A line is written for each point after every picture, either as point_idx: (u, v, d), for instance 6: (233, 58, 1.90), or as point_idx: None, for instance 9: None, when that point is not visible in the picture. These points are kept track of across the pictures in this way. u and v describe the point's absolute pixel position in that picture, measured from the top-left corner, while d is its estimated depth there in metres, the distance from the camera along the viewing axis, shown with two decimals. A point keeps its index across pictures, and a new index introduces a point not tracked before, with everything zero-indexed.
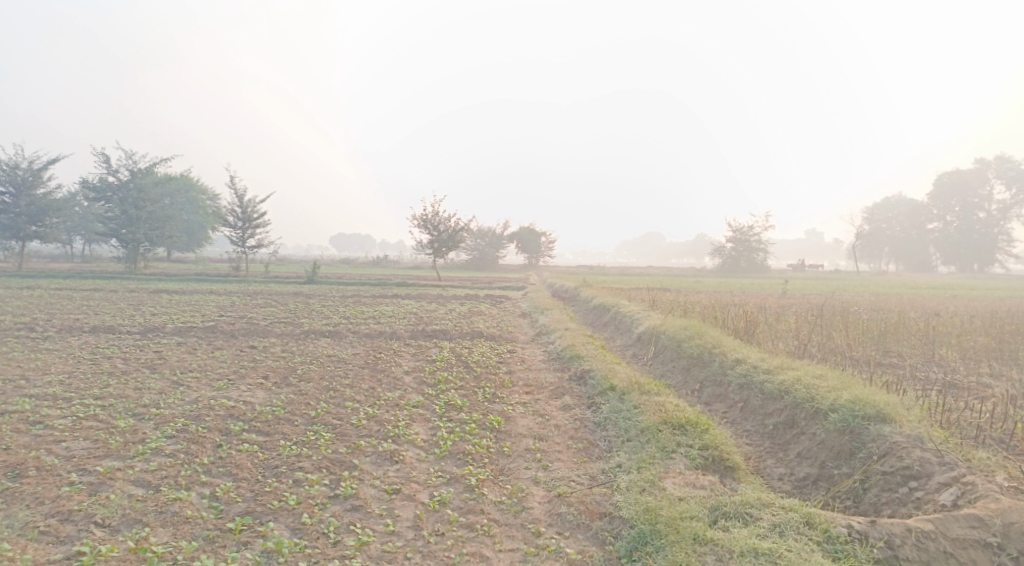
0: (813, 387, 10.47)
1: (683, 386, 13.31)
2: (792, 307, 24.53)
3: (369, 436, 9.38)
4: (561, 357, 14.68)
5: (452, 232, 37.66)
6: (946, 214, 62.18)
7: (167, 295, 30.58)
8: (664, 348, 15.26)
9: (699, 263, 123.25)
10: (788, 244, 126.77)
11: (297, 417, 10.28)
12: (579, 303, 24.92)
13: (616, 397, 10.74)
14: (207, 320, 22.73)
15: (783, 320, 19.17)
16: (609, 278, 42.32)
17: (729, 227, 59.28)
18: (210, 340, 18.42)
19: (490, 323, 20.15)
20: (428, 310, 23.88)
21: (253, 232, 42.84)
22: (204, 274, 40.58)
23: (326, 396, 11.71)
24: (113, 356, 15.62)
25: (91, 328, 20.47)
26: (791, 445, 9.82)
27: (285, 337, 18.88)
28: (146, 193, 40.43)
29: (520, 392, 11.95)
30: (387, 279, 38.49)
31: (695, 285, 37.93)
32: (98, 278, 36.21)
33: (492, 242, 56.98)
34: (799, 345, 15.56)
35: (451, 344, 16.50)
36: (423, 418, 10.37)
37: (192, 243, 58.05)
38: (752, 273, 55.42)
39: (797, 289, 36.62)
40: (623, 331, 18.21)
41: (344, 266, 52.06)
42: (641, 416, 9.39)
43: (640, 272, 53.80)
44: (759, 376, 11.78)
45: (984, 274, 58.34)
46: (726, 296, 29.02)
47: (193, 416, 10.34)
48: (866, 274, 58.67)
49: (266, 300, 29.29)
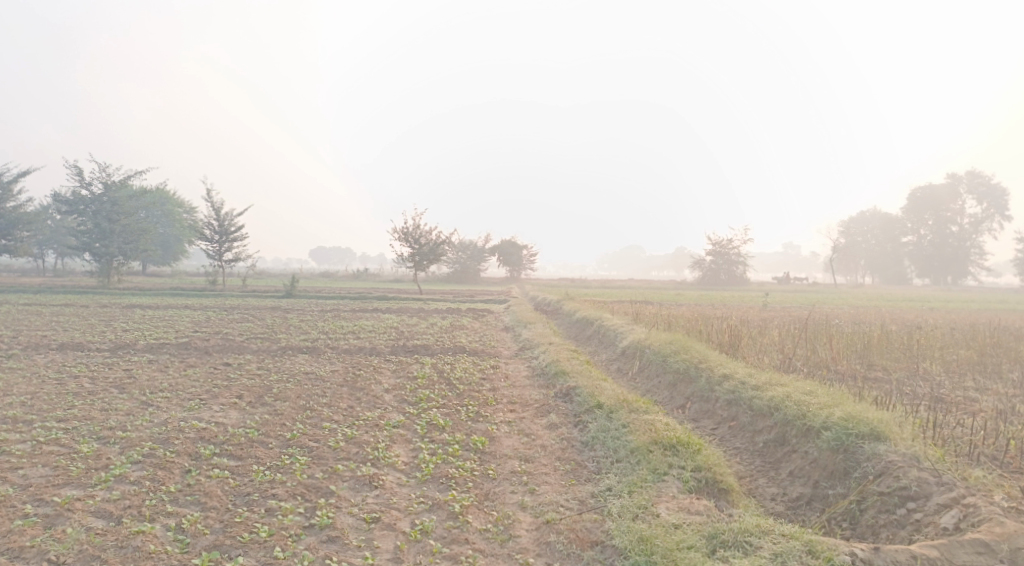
0: (803, 404, 10.24)
1: (670, 403, 13.02)
2: (775, 321, 24.42)
3: (347, 459, 8.99)
4: (545, 372, 14.35)
5: (433, 245, 37.27)
6: (920, 228, 62.94)
7: (140, 310, 29.89)
8: (650, 363, 14.99)
9: (679, 276, 123.92)
10: (766, 257, 127.76)
11: (272, 440, 9.86)
12: (561, 317, 24.64)
13: (604, 416, 10.43)
14: (181, 336, 22.16)
15: (767, 333, 19.01)
16: (590, 291, 42.20)
17: (709, 240, 59.45)
18: (183, 357, 17.89)
19: (472, 338, 19.79)
20: (409, 325, 23.43)
21: (230, 245, 42.16)
22: (180, 288, 39.84)
23: (302, 416, 11.29)
24: (81, 374, 15.06)
25: (60, 345, 19.84)
26: (782, 463, 9.57)
27: (262, 353, 18.38)
28: (120, 206, 39.65)
29: (504, 410, 11.61)
30: (367, 293, 37.98)
31: (677, 298, 37.79)
32: (69, 292, 35.38)
33: (474, 255, 56.63)
34: (785, 359, 15.36)
35: (432, 360, 16.11)
36: (404, 438, 9.98)
37: (168, 257, 57.11)
38: (732, 286, 55.55)
39: (777, 302, 36.64)
40: (607, 345, 17.94)
41: (323, 280, 51.46)
42: (631, 435, 9.08)
43: (621, 285, 53.75)
44: (748, 392, 11.54)
45: (958, 287, 59.01)
46: (708, 309, 28.93)
47: (161, 439, 9.89)
48: (844, 287, 59.05)
49: (243, 314, 28.70)
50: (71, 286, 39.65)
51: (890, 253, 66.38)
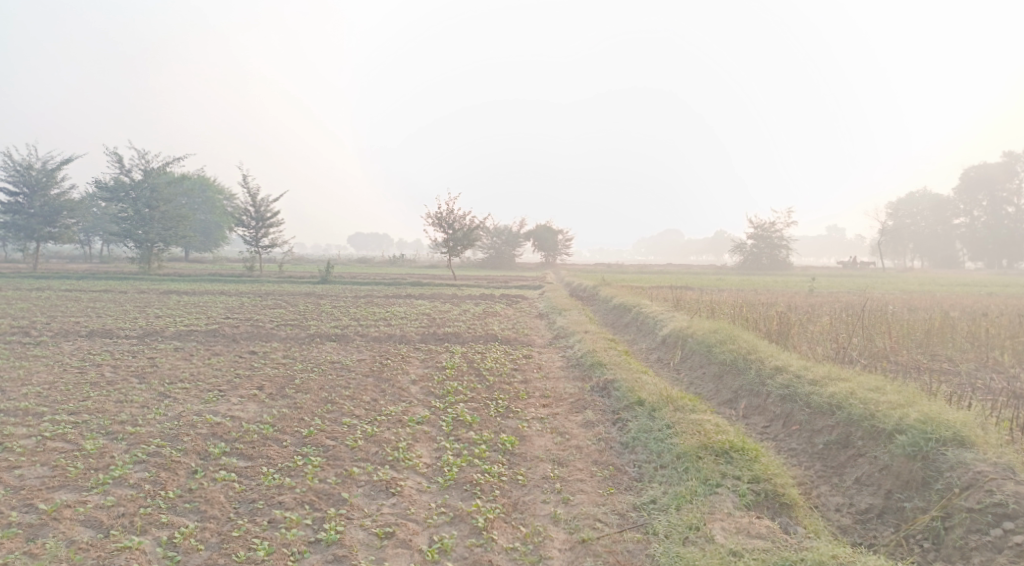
0: (870, 402, 9.20)
1: (716, 397, 12.05)
2: (823, 307, 23.13)
3: (365, 461, 8.25)
4: (581, 363, 13.46)
5: (467, 229, 36.49)
6: (973, 209, 60.19)
7: (175, 296, 29.75)
8: (694, 353, 13.98)
9: (718, 260, 121.58)
10: (810, 240, 124.04)
11: (286, 437, 9.17)
12: (597, 304, 23.66)
13: (646, 414, 9.50)
14: (211, 323, 21.77)
15: (816, 321, 17.82)
16: (628, 276, 41.14)
17: (751, 223, 57.59)
18: (210, 345, 17.42)
19: (505, 325, 18.99)
20: (441, 312, 22.71)
21: (266, 231, 41.99)
22: (218, 274, 39.74)
23: (322, 410, 10.58)
24: (104, 363, 14.62)
25: (89, 332, 19.56)
26: (848, 469, 8.63)
27: (289, 341, 17.82)
28: (159, 193, 39.56)
29: (537, 405, 10.75)
30: (401, 279, 37.37)
31: (719, 283, 36.46)
32: (110, 278, 35.52)
33: (509, 240, 55.71)
34: (840, 350, 14.20)
35: (463, 349, 15.31)
36: (428, 437, 9.21)
37: (209, 243, 57.38)
38: (776, 271, 53.65)
39: (823, 288, 34.95)
40: (647, 333, 16.97)
41: (359, 266, 50.96)
42: (677, 438, 8.15)
43: (660, 270, 52.44)
44: (804, 387, 10.50)
45: (1014, 270, 56.19)
46: (750, 295, 27.71)
47: (171, 435, 9.25)
48: (893, 271, 56.65)
49: (276, 300, 28.35)
50: (113, 272, 39.88)
51: (941, 236, 63.59)
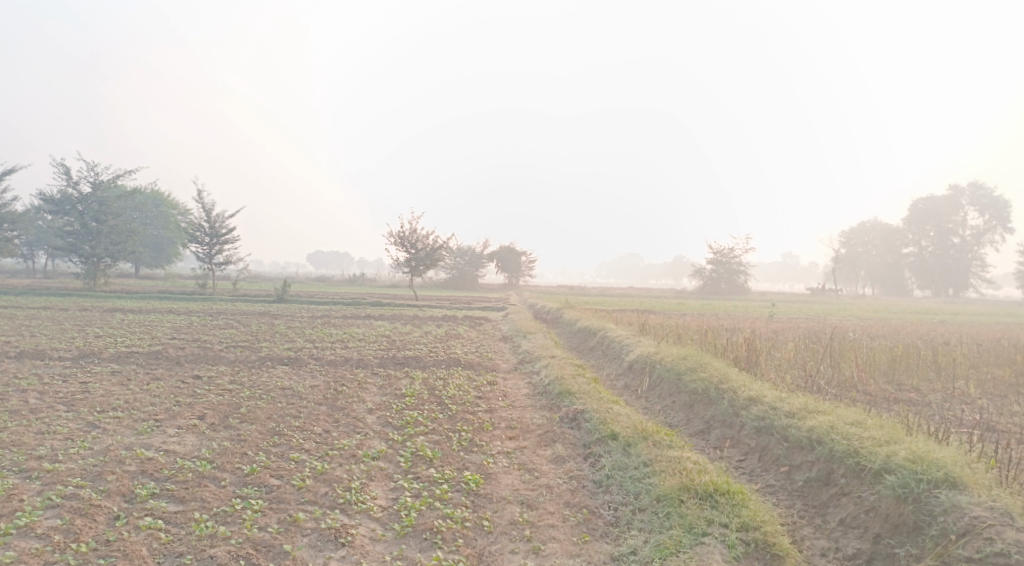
0: (853, 437, 8.71)
1: (687, 427, 11.49)
2: (787, 333, 22.93)
3: (313, 503, 7.48)
4: (548, 392, 12.79)
5: (430, 250, 35.69)
6: (921, 239, 61.58)
7: (120, 315, 28.23)
8: (663, 381, 13.42)
9: (677, 284, 122.75)
10: (767, 265, 126.04)
11: (226, 475, 8.31)
12: (562, 327, 23.12)
13: (620, 450, 8.88)
14: (156, 344, 20.54)
15: (783, 348, 17.51)
16: (590, 299, 40.79)
17: (711, 249, 57.92)
18: (151, 368, 16.27)
19: (467, 349, 18.28)
20: (401, 334, 21.86)
21: (221, 247, 40.58)
22: (168, 292, 38.14)
23: (268, 443, 9.71)
24: (30, 388, 13.44)
25: (21, 352, 18.20)
26: (832, 510, 8.16)
27: (238, 364, 16.77)
28: (108, 207, 37.90)
29: (502, 438, 10.04)
30: (361, 299, 36.34)
31: (681, 307, 36.35)
32: (52, 294, 33.70)
33: (472, 261, 54.99)
34: (810, 379, 13.85)
35: (423, 374, 14.53)
36: (384, 474, 8.43)
37: (161, 259, 55.40)
38: (734, 297, 54.01)
39: (783, 314, 34.99)
40: (613, 358, 16.43)
41: (317, 285, 49.64)
42: (656, 478, 7.59)
43: (621, 293, 52.24)
44: (781, 419, 10.00)
45: (961, 299, 57.52)
46: (712, 320, 27.47)
47: (93, 473, 8.31)
48: (847, 298, 57.58)
49: (228, 320, 27.10)
50: (57, 288, 37.91)
51: (891, 264, 64.90)
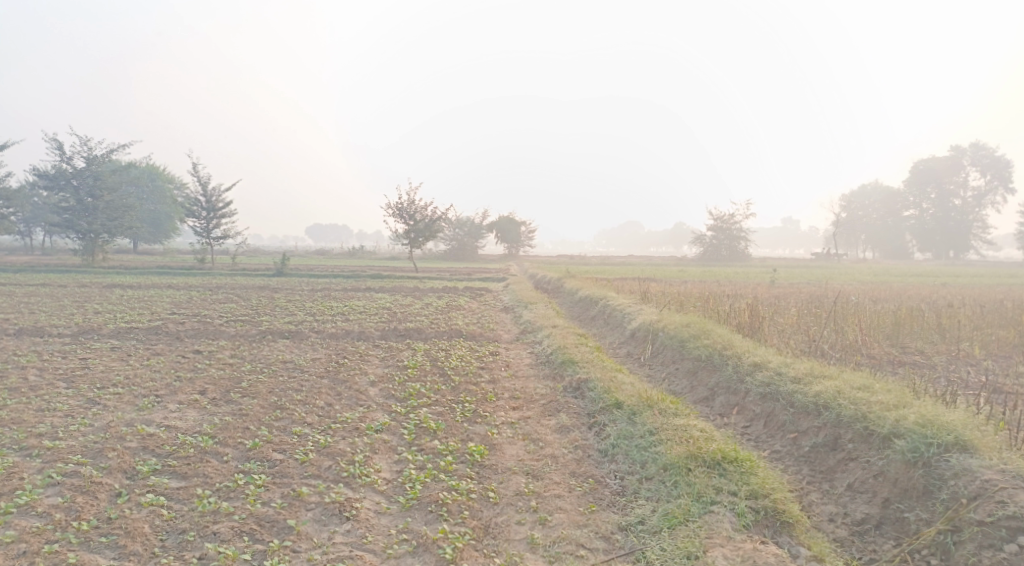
0: (861, 402, 8.63)
1: (691, 394, 11.41)
2: (788, 298, 22.83)
3: (316, 477, 7.41)
4: (551, 361, 12.69)
5: (429, 221, 35.44)
6: (922, 202, 61.24)
7: (120, 290, 28.11)
8: (666, 348, 13.32)
9: (677, 251, 122.64)
10: (767, 231, 125.63)
11: (228, 451, 8.22)
12: (563, 296, 23.01)
13: (626, 419, 8.79)
14: (156, 319, 20.45)
15: (785, 313, 17.41)
16: (590, 268, 40.62)
17: (711, 215, 57.62)
18: (151, 344, 16.18)
19: (469, 319, 18.17)
20: (402, 305, 21.78)
21: (218, 221, 40.32)
22: (167, 267, 37.96)
23: (270, 417, 9.63)
24: (30, 365, 13.35)
25: (21, 330, 18.10)
26: (839, 475, 8.10)
27: (238, 339, 16.68)
28: (104, 181, 37.53)
29: (506, 408, 9.96)
30: (361, 271, 36.18)
31: (682, 275, 36.24)
32: (51, 271, 33.55)
33: (471, 232, 54.72)
34: (813, 344, 13.77)
35: (425, 346, 14.44)
36: (387, 446, 8.35)
37: (159, 235, 55.12)
38: (734, 263, 53.88)
39: (784, 279, 34.82)
40: (615, 326, 16.33)
41: (317, 258, 49.45)
42: (662, 446, 7.52)
43: (622, 261, 52.11)
44: (787, 385, 9.91)
45: (962, 261, 57.36)
46: (713, 287, 27.37)
47: (94, 450, 8.22)
48: (847, 262, 57.41)
49: (228, 294, 26.98)
50: (56, 265, 37.75)
51: (892, 228, 64.20)
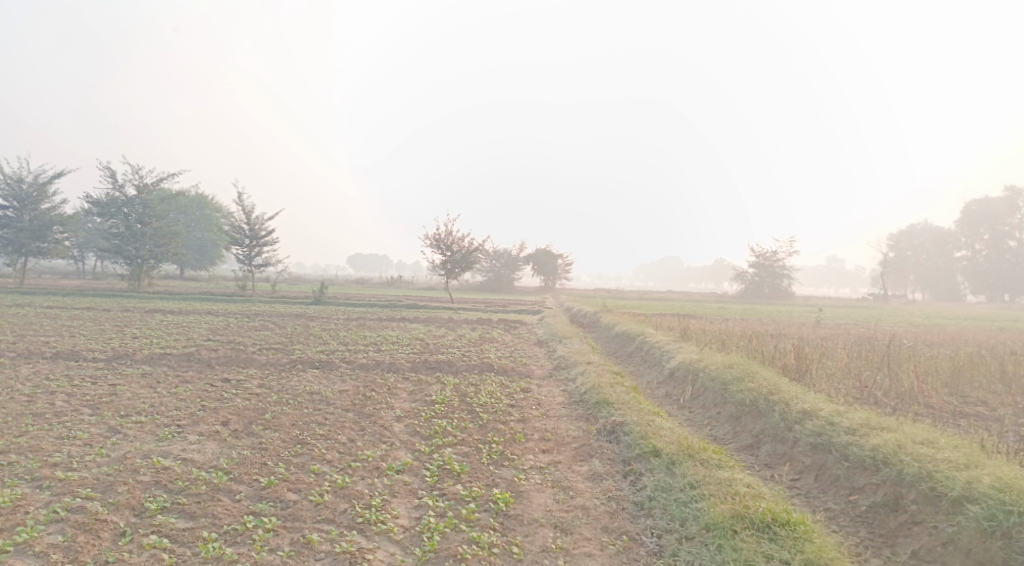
0: (926, 460, 7.97)
1: (734, 441, 10.69)
2: (835, 340, 21.85)
3: (330, 522, 6.94)
4: (585, 401, 12.08)
5: (466, 252, 35.20)
6: (974, 242, 59.12)
7: (160, 316, 28.31)
8: (707, 391, 12.61)
9: (718, 288, 120.78)
10: (811, 269, 122.83)
11: (241, 489, 7.81)
12: (599, 332, 22.39)
13: (664, 469, 8.16)
14: (189, 346, 20.34)
15: (834, 355, 16.52)
16: (628, 303, 39.92)
17: (753, 251, 56.41)
18: (181, 370, 15.99)
19: (502, 353, 17.68)
20: (435, 337, 21.41)
21: (260, 249, 40.75)
22: (209, 293, 38.35)
23: (289, 453, 9.21)
24: (59, 391, 13.20)
25: (57, 353, 18.10)
26: (902, 540, 7.58)
27: (268, 368, 16.41)
28: (152, 209, 38.10)
29: (535, 450, 9.39)
30: (397, 301, 35.94)
31: (723, 312, 35.27)
32: (97, 296, 34.07)
33: (508, 264, 54.40)
34: (865, 390, 12.95)
35: (455, 380, 13.97)
36: (407, 489, 7.85)
37: (204, 261, 56.01)
38: (777, 301, 52.54)
39: (830, 319, 33.59)
40: (652, 365, 15.67)
41: (355, 287, 49.66)
42: (705, 503, 6.98)
43: (661, 297, 51.21)
44: (840, 436, 9.16)
45: (1018, 304, 54.93)
46: (756, 325, 26.46)
47: (105, 483, 7.88)
48: (896, 303, 55.44)
49: (264, 322, 26.92)
50: (103, 289, 38.41)
51: (942, 269, 62.24)
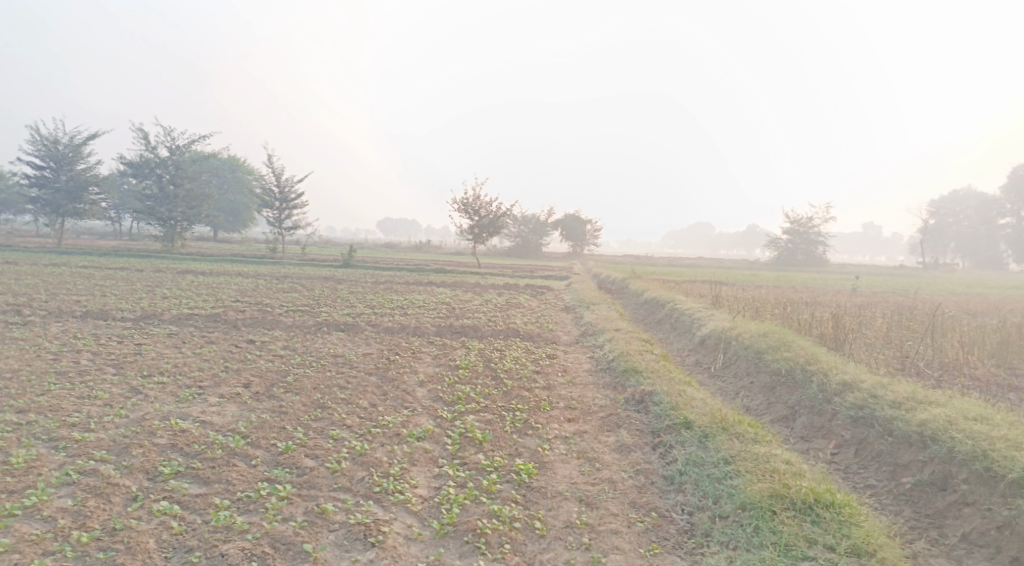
0: (980, 438, 7.51)
1: (768, 413, 10.23)
2: (873, 308, 21.08)
3: (347, 491, 6.69)
4: (613, 368, 11.68)
5: (494, 217, 34.72)
6: (1020, 209, 56.94)
7: (190, 277, 28.43)
8: (740, 359, 12.14)
9: (750, 255, 118.90)
10: (847, 236, 120.11)
11: (257, 454, 7.59)
12: (627, 298, 21.91)
13: (696, 441, 7.77)
14: (217, 307, 20.31)
15: (872, 324, 15.85)
16: (659, 269, 39.27)
17: (787, 218, 55.06)
18: (207, 331, 15.90)
19: (528, 318, 17.33)
20: (462, 301, 21.13)
21: (290, 212, 40.69)
22: (240, 255, 38.48)
23: (308, 417, 8.99)
24: (84, 350, 13.17)
25: (87, 312, 18.15)
26: (950, 522, 7.16)
27: (293, 330, 16.27)
28: (184, 170, 38.13)
29: (561, 419, 9.04)
30: (424, 265, 35.69)
31: (755, 279, 34.42)
32: (132, 256, 34.35)
33: (537, 229, 53.82)
34: (906, 361, 12.37)
35: (480, 344, 13.67)
36: (428, 458, 7.56)
37: (237, 224, 56.37)
38: (811, 268, 51.37)
39: (866, 287, 32.66)
40: (682, 332, 15.20)
41: (385, 251, 49.66)
42: (741, 480, 6.61)
43: (691, 263, 50.39)
44: (884, 409, 8.67)
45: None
46: (790, 293, 25.73)
47: (120, 446, 7.72)
48: (936, 271, 53.77)
49: (292, 284, 26.88)
50: (137, 250, 38.71)
51: (985, 237, 60.02)
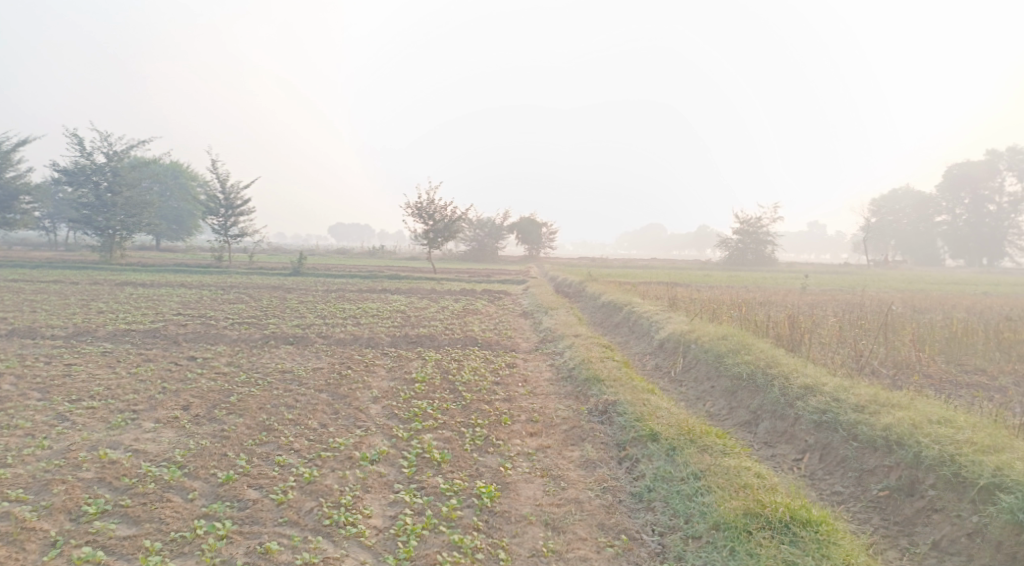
0: (947, 441, 7.39)
1: (731, 418, 10.01)
2: (825, 307, 21.27)
3: (294, 525, 6.18)
4: (574, 377, 11.34)
5: (447, 221, 34.20)
6: (955, 207, 58.81)
7: (130, 289, 27.17)
8: (700, 363, 11.93)
9: (700, 255, 120.69)
10: (792, 235, 122.82)
11: (195, 486, 7.00)
12: (584, 301, 21.66)
13: (663, 455, 7.47)
14: (158, 321, 19.36)
15: (827, 323, 15.89)
16: (613, 271, 39.25)
17: (737, 218, 55.82)
18: (146, 348, 15.04)
19: (485, 325, 16.92)
20: (417, 309, 20.60)
21: (236, 219, 39.45)
22: (184, 265, 37.10)
23: (253, 441, 8.40)
24: (8, 372, 12.25)
25: (15, 330, 17.04)
26: (920, 530, 7.00)
27: (239, 344, 15.52)
28: (122, 176, 36.59)
29: (522, 434, 8.64)
30: (378, 272, 34.91)
31: (708, 280, 34.63)
32: (68, 268, 32.76)
33: (492, 233, 53.40)
34: (864, 360, 12.35)
35: (436, 355, 13.20)
36: (382, 483, 7.07)
37: (181, 232, 54.49)
38: (761, 267, 52.17)
39: (815, 285, 33.15)
40: (640, 336, 14.98)
41: (336, 257, 48.58)
42: (712, 497, 6.33)
43: (645, 265, 50.66)
44: (848, 413, 8.50)
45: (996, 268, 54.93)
46: (743, 293, 25.83)
47: (41, 482, 7.04)
48: (879, 268, 55.17)
49: (239, 295, 25.91)
50: (74, 261, 36.96)
51: (923, 234, 61.79)
